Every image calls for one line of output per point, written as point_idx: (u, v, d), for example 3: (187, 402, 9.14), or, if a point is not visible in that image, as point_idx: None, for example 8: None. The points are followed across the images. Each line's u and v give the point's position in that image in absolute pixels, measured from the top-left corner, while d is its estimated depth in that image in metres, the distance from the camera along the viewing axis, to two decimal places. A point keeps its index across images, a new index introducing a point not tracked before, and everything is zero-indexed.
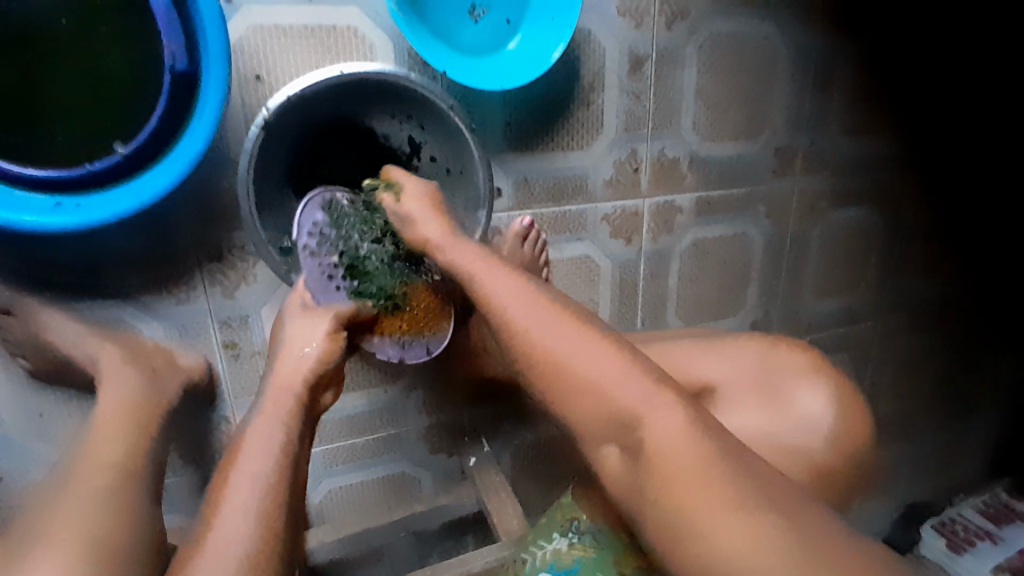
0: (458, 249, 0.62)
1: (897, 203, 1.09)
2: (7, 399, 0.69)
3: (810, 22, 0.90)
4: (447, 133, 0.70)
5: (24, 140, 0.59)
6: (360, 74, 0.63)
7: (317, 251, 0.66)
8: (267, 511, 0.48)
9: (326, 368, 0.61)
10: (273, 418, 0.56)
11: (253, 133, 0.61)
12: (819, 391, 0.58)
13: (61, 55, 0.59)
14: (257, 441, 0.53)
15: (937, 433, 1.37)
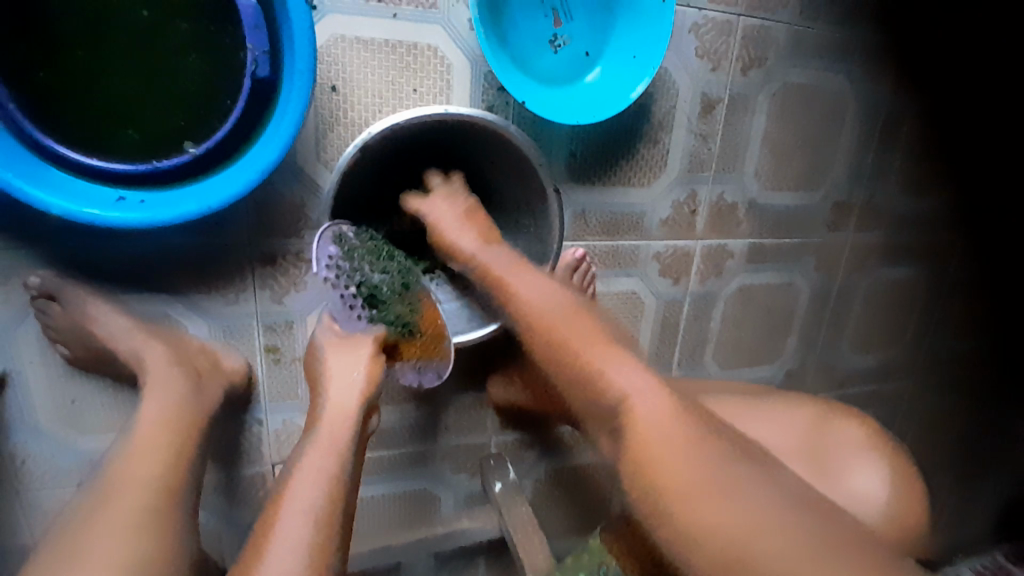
0: (491, 253, 0.65)
1: (944, 265, 1.08)
2: (46, 384, 0.68)
3: (883, 79, 0.88)
4: (519, 174, 0.72)
5: (94, 130, 0.58)
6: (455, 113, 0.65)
7: (335, 284, 0.65)
8: (317, 544, 0.47)
9: (370, 391, 0.59)
10: (328, 445, 0.54)
11: (344, 155, 0.63)
12: (873, 472, 0.59)
13: (137, 49, 0.58)
14: (308, 475, 0.52)
15: (951, 493, 1.36)
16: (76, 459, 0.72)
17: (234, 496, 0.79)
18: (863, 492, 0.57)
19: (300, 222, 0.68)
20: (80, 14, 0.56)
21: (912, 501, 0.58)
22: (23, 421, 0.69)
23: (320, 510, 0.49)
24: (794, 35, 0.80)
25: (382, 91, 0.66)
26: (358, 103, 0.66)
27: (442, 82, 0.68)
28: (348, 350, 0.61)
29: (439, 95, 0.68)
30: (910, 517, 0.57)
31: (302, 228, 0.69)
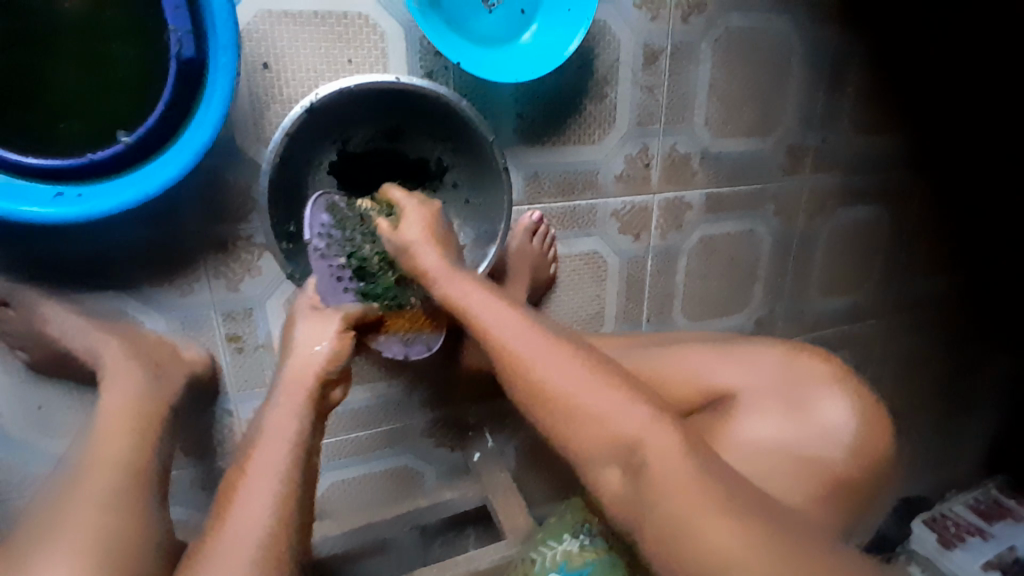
0: (458, 282, 0.60)
1: (904, 202, 1.09)
2: (9, 393, 0.68)
3: (826, 18, 0.88)
4: (471, 148, 0.71)
5: (25, 126, 0.57)
6: (389, 85, 0.62)
7: (326, 253, 0.65)
8: (284, 502, 0.49)
9: (333, 365, 0.60)
10: (292, 413, 0.56)
11: (276, 137, 0.60)
12: (843, 402, 0.57)
13: (61, 37, 0.57)
14: (270, 443, 0.53)
15: (933, 429, 1.38)
16: (48, 465, 0.72)
17: (214, 489, 0.79)
18: (832, 424, 0.56)
19: (249, 205, 0.68)
20: None
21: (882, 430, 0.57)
22: None
23: (284, 477, 0.51)
24: None
25: (317, 64, 0.66)
26: (293, 80, 0.65)
27: (377, 51, 0.67)
28: (319, 323, 0.62)
29: (376, 65, 0.68)
30: (877, 444, 0.56)
31: (250, 211, 0.68)
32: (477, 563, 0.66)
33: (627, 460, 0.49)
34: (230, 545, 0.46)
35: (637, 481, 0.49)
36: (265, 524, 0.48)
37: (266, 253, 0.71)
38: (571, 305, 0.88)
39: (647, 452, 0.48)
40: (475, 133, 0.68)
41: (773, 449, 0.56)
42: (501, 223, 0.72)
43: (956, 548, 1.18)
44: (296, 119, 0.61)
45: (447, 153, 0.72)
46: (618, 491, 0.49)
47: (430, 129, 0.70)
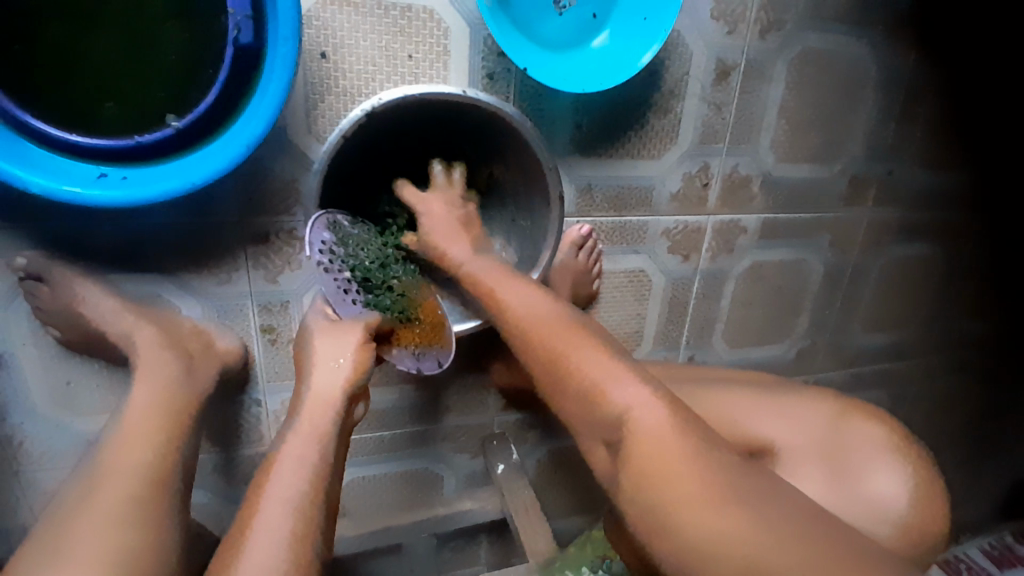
0: (479, 262, 0.61)
1: (965, 241, 1.03)
2: (39, 368, 0.67)
3: (910, 43, 0.83)
4: (525, 164, 0.67)
5: (73, 102, 0.54)
6: (448, 96, 0.59)
7: (330, 268, 0.62)
8: (302, 526, 0.46)
9: (356, 382, 0.57)
10: (310, 434, 0.53)
11: (329, 140, 0.57)
12: (900, 471, 0.54)
13: (116, 10, 0.54)
14: (286, 469, 0.50)
15: (960, 472, 1.34)
16: (73, 441, 0.71)
17: (234, 477, 0.78)
18: (886, 495, 0.53)
19: (293, 199, 0.66)
20: None
21: (936, 505, 0.54)
22: (18, 404, 0.68)
23: (301, 502, 0.48)
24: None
25: (376, 58, 0.62)
26: (350, 71, 0.62)
27: (438, 48, 0.64)
28: (342, 338, 0.59)
29: (436, 62, 0.64)
30: (933, 520, 0.53)
31: (295, 205, 0.66)
32: None
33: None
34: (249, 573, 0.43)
35: None
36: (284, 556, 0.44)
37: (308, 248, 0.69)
38: (608, 323, 0.85)
39: None
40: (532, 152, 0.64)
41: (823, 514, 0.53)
42: (550, 237, 0.67)
43: None
44: (353, 123, 0.58)
45: (501, 166, 0.71)
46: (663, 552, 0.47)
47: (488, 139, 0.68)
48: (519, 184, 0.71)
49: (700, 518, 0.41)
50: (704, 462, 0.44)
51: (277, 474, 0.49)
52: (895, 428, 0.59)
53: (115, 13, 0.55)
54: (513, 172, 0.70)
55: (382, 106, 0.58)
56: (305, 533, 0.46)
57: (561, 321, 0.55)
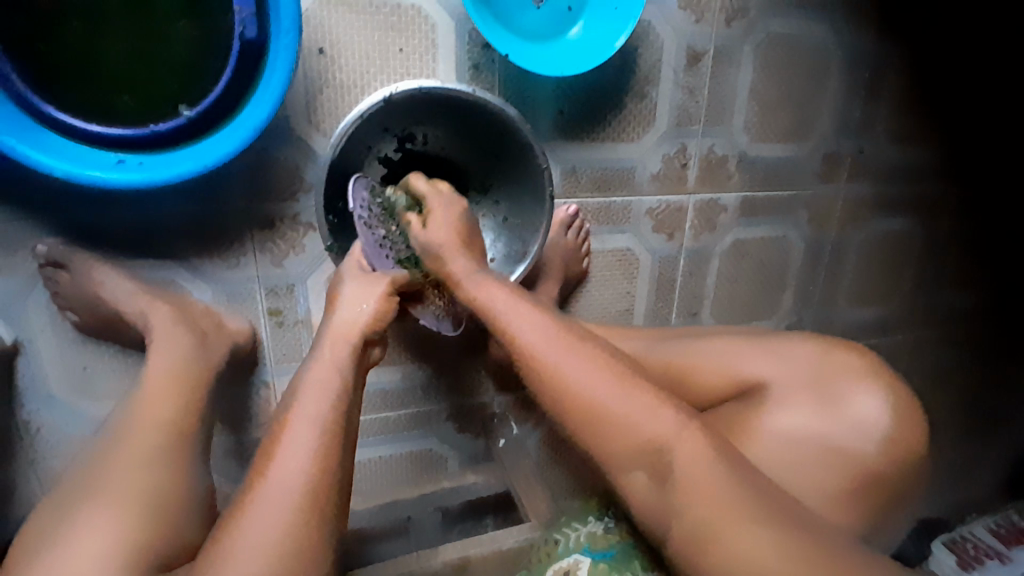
0: (485, 287, 0.61)
1: (942, 216, 1.08)
2: (60, 353, 0.71)
3: (869, 28, 0.88)
4: (518, 159, 0.72)
5: (95, 97, 0.59)
6: (450, 91, 0.65)
7: (370, 223, 0.68)
8: (320, 453, 0.50)
9: (377, 324, 0.61)
10: (330, 367, 0.56)
11: (347, 121, 0.63)
12: (875, 397, 0.58)
13: (130, 13, 0.60)
14: (312, 395, 0.54)
15: (961, 452, 1.34)
16: (91, 425, 0.75)
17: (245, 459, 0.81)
18: (864, 425, 0.56)
19: (296, 185, 0.70)
20: None
21: (913, 432, 0.57)
22: (37, 390, 0.72)
23: (320, 426, 0.51)
24: None
25: (370, 52, 0.68)
26: (345, 65, 0.67)
27: (427, 42, 0.69)
28: (371, 288, 0.62)
29: (425, 55, 0.70)
30: (905, 448, 0.56)
31: (298, 191, 0.71)
32: (501, 543, 0.67)
33: (646, 432, 0.50)
34: (272, 489, 0.47)
35: (646, 465, 0.50)
36: (304, 478, 0.48)
37: (311, 232, 0.73)
38: (601, 300, 0.89)
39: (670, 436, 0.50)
40: (524, 142, 0.69)
41: (807, 447, 0.56)
42: (542, 223, 0.73)
43: (977, 571, 1.12)
44: (367, 109, 0.63)
45: (497, 168, 0.75)
46: (636, 469, 0.51)
47: (482, 139, 0.73)
48: (493, 170, 0.75)
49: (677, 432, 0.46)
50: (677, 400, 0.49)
51: (304, 402, 0.53)
52: (870, 357, 0.63)
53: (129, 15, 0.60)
54: (484, 161, 0.74)
55: (395, 97, 0.64)
56: (327, 461, 0.50)
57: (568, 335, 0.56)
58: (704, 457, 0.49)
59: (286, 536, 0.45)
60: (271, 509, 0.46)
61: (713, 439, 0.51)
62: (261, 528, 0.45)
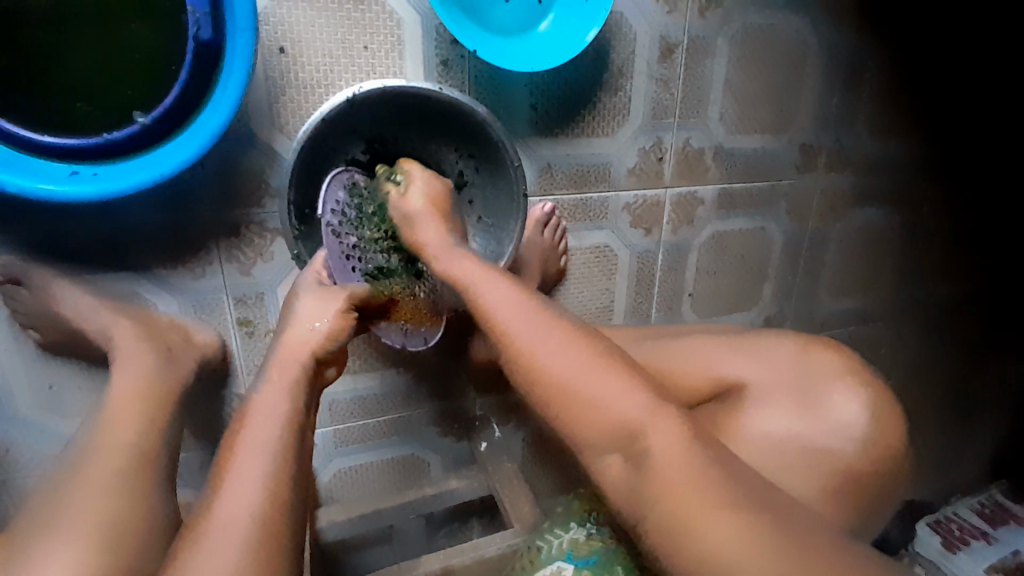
0: (454, 259, 0.61)
1: (919, 203, 1.08)
2: (20, 372, 0.69)
3: (845, 15, 0.87)
4: (491, 159, 0.70)
5: (45, 105, 0.57)
6: (417, 90, 0.63)
7: (339, 231, 0.67)
8: (273, 483, 0.48)
9: (331, 342, 0.60)
10: (277, 393, 0.55)
11: (310, 123, 0.60)
12: (854, 394, 0.57)
13: (80, 16, 0.57)
14: (260, 420, 0.52)
15: (942, 435, 1.36)
16: (57, 444, 0.72)
17: None
18: (844, 421, 0.56)
19: (262, 191, 0.68)
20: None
21: (893, 427, 0.57)
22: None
23: (275, 451, 0.50)
24: None
25: (333, 51, 0.65)
26: (308, 64, 0.65)
27: (393, 38, 0.67)
28: (327, 301, 0.61)
29: (391, 52, 0.68)
30: (885, 444, 0.56)
31: (264, 197, 0.68)
32: (484, 551, 0.66)
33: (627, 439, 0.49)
34: (227, 510, 0.46)
35: (624, 473, 0.49)
36: (263, 498, 0.47)
37: (279, 239, 0.71)
38: (580, 299, 0.88)
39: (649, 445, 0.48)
40: (496, 141, 0.68)
41: (784, 446, 0.56)
42: (517, 224, 0.71)
43: (960, 552, 1.13)
44: (331, 111, 0.61)
45: (470, 169, 0.73)
46: (617, 481, 0.50)
47: (453, 140, 0.71)
48: (454, 139, 0.70)
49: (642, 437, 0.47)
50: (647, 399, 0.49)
51: (259, 423, 0.52)
52: (850, 351, 0.62)
53: (79, 18, 0.57)
54: (441, 133, 0.70)
55: (359, 97, 0.61)
56: (284, 482, 0.49)
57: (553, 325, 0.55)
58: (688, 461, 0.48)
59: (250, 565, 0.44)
60: (228, 529, 0.45)
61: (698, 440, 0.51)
62: (221, 549, 0.44)
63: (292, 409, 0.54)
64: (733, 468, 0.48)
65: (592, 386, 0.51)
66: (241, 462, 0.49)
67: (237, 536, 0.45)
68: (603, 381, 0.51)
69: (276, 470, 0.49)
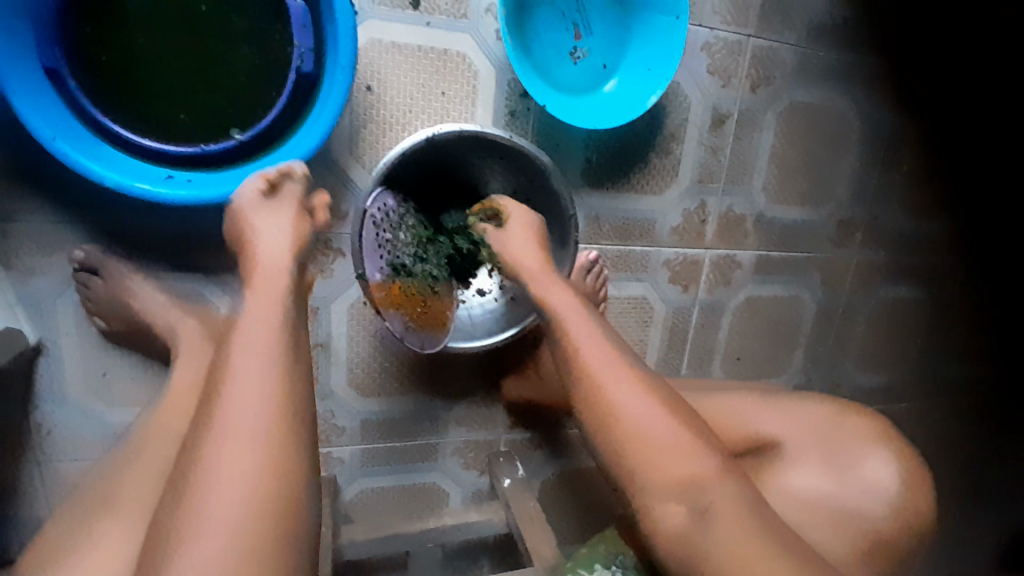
0: (552, 288, 0.63)
1: (950, 287, 1.10)
2: (80, 357, 0.72)
3: (887, 105, 0.92)
4: (547, 204, 0.74)
5: (150, 109, 0.62)
6: (490, 134, 0.66)
7: (379, 225, 0.67)
8: (278, 426, 0.43)
9: (293, 237, 0.57)
10: (264, 319, 0.48)
11: (390, 156, 0.64)
12: (884, 460, 0.59)
13: (190, 31, 0.62)
14: (250, 353, 0.45)
15: (963, 528, 1.33)
16: (99, 432, 0.75)
17: None
18: (874, 485, 0.57)
19: (332, 212, 0.73)
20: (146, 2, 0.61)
21: (921, 497, 0.58)
22: (54, 390, 0.73)
23: (276, 390, 0.44)
24: (802, 56, 0.85)
25: (413, 92, 0.71)
26: (390, 102, 0.71)
27: (469, 87, 0.73)
28: (283, 211, 0.58)
29: (466, 99, 0.73)
30: (912, 514, 0.57)
31: (332, 218, 0.73)
32: None
33: (670, 478, 0.51)
34: (224, 483, 0.40)
35: (665, 513, 0.51)
36: (255, 516, 0.40)
37: (341, 257, 0.75)
38: None
39: (688, 491, 0.51)
40: (553, 187, 0.71)
41: (811, 507, 0.57)
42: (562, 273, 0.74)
43: None
44: (410, 147, 0.64)
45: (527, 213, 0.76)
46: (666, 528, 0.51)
47: (516, 182, 0.74)
48: (506, 167, 0.72)
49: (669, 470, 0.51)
50: (685, 447, 0.52)
51: (246, 414, 0.42)
52: (881, 420, 0.64)
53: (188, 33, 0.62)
54: (497, 159, 0.71)
55: (438, 138, 0.65)
56: (288, 497, 0.41)
57: (619, 365, 0.57)
58: (727, 513, 0.50)
59: (269, 517, 0.40)
60: (209, 548, 0.38)
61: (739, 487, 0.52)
62: (223, 505, 0.39)
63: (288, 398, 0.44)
64: (761, 516, 0.51)
65: (638, 421, 0.53)
66: (222, 467, 0.40)
67: (219, 558, 0.38)
68: (647, 408, 0.54)
69: (266, 481, 0.41)
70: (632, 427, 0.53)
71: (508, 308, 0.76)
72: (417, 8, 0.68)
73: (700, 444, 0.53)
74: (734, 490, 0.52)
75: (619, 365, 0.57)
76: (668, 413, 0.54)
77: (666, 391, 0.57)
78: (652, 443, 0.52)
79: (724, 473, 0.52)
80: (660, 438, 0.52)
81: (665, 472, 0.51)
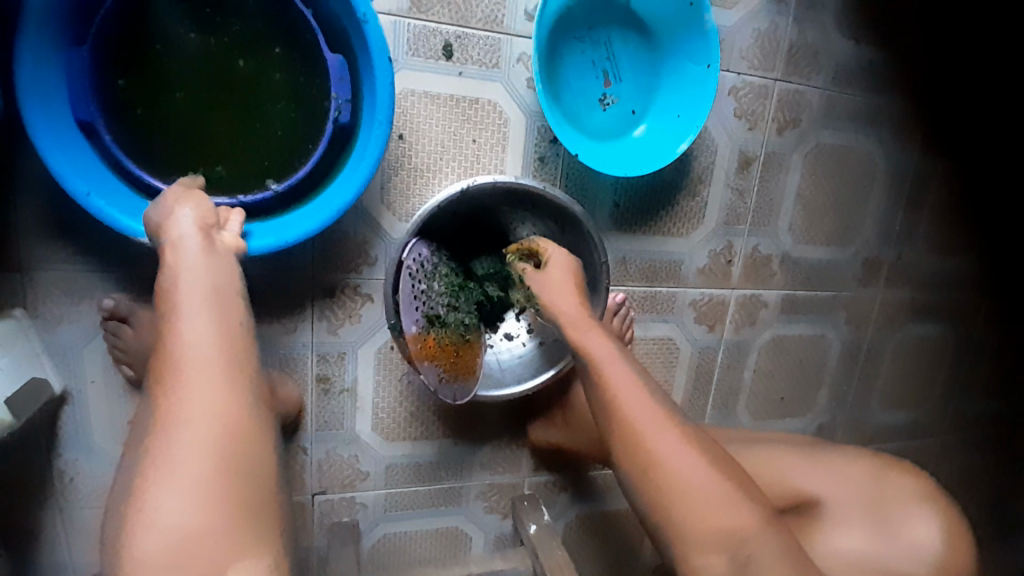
0: (590, 334, 0.62)
1: (975, 323, 1.09)
2: (105, 403, 0.72)
3: (912, 145, 0.92)
4: (577, 249, 0.74)
5: (185, 154, 0.60)
6: (520, 184, 0.66)
7: (413, 276, 0.67)
8: (226, 408, 0.42)
9: (209, 212, 0.51)
10: (192, 296, 0.45)
11: (424, 209, 0.64)
12: (929, 519, 0.58)
13: (229, 78, 0.61)
14: (186, 326, 0.44)
15: (989, 565, 1.31)
16: None
17: None
18: (919, 545, 0.56)
19: (361, 258, 0.73)
20: (182, 55, 0.59)
21: (968, 557, 0.57)
22: (79, 437, 0.72)
23: (220, 371, 0.43)
24: (828, 99, 0.85)
25: (445, 141, 0.71)
26: (421, 150, 0.71)
27: (499, 134, 0.73)
28: (199, 190, 0.53)
29: (496, 146, 0.73)
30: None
31: (362, 264, 0.73)
32: None
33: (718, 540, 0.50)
34: (173, 465, 0.39)
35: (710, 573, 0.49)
36: (197, 510, 0.38)
37: (369, 302, 0.75)
38: None
39: (734, 552, 0.49)
40: (584, 234, 0.71)
41: (855, 566, 0.56)
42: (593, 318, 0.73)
43: None
44: (442, 199, 0.65)
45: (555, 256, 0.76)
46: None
47: (546, 226, 0.74)
48: (538, 214, 0.73)
49: (713, 527, 0.50)
50: (730, 503, 0.51)
51: (187, 398, 0.41)
52: (922, 476, 0.63)
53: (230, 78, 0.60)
54: (530, 207, 0.72)
55: (470, 189, 0.65)
56: (243, 485, 0.40)
57: (660, 418, 0.55)
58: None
59: (227, 501, 0.39)
60: (157, 547, 0.36)
61: (787, 549, 0.51)
62: (175, 489, 0.38)
63: (229, 378, 0.43)
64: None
65: (682, 475, 0.52)
66: (165, 454, 0.39)
67: (168, 541, 0.37)
68: (690, 461, 0.52)
69: (217, 463, 0.40)
70: (676, 486, 0.51)
71: (537, 354, 0.76)
72: (450, 59, 0.69)
73: (746, 501, 0.51)
74: (781, 552, 0.50)
75: (661, 418, 0.55)
76: (710, 466, 0.52)
77: (708, 444, 0.55)
78: (696, 500, 0.51)
79: (772, 532, 0.51)
80: (702, 492, 0.51)
81: (709, 529, 0.50)
